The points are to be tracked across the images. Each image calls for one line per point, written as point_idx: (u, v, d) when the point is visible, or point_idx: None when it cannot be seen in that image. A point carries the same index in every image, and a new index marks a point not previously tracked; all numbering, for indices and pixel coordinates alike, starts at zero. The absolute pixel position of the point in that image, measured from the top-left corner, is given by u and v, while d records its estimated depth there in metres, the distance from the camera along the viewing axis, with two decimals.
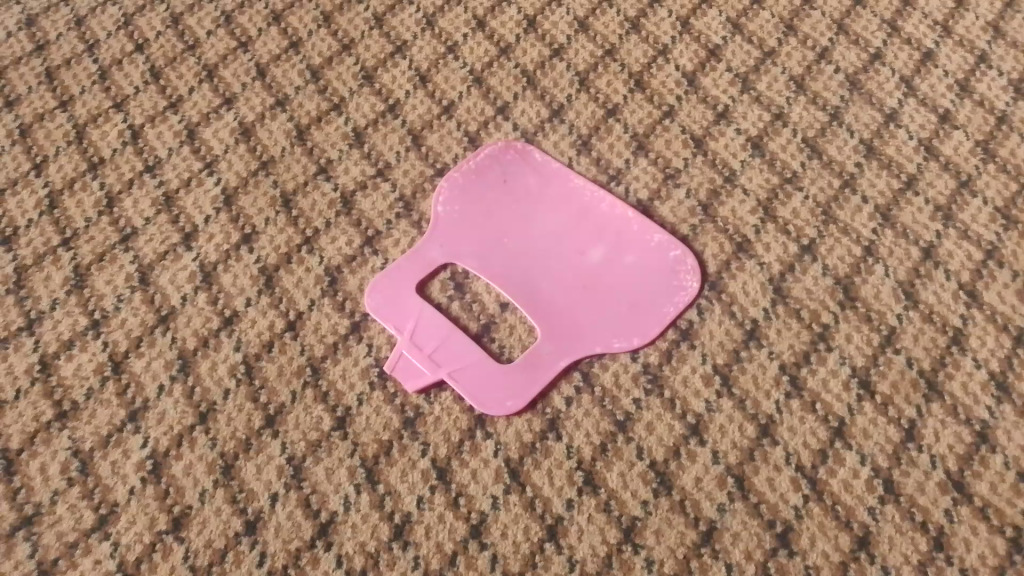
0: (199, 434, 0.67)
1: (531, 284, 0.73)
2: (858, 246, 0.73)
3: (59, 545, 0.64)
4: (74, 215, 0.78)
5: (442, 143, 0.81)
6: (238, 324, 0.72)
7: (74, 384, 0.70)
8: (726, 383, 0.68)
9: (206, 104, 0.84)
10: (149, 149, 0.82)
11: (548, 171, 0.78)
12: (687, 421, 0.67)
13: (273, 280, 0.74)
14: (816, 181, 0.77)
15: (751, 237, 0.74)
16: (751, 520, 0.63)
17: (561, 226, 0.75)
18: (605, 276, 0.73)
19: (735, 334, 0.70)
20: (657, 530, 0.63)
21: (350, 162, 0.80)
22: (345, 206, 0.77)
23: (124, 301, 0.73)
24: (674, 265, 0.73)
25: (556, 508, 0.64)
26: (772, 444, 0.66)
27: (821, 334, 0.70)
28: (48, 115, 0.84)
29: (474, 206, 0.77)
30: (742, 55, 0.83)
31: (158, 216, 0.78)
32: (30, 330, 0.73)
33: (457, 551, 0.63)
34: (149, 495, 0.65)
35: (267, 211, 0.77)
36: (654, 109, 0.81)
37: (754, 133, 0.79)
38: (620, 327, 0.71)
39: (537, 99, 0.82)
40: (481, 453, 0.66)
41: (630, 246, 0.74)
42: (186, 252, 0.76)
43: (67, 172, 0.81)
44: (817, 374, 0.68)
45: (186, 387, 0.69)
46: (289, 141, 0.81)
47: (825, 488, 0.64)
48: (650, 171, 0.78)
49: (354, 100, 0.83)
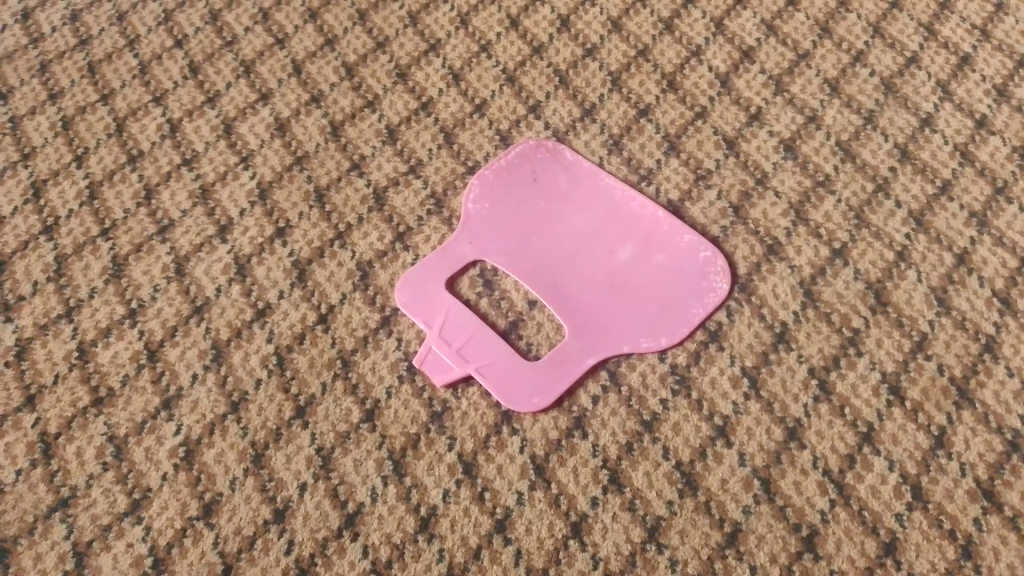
0: (231, 423, 0.69)
1: (560, 282, 0.73)
2: (891, 251, 0.73)
3: (93, 528, 0.65)
4: (113, 206, 0.80)
5: (474, 141, 0.81)
6: (271, 315, 0.73)
7: (110, 370, 0.72)
8: (754, 385, 0.68)
9: (243, 100, 0.85)
10: (187, 142, 0.83)
11: (579, 170, 0.79)
12: (713, 422, 0.67)
13: (306, 273, 0.75)
14: (848, 185, 0.76)
15: (782, 240, 0.74)
16: (777, 523, 0.63)
17: (591, 225, 0.76)
18: (634, 276, 0.73)
19: (764, 336, 0.70)
20: (682, 530, 0.63)
21: (383, 159, 0.81)
22: (377, 202, 0.78)
23: (160, 291, 0.75)
24: (704, 266, 0.73)
25: (581, 505, 0.64)
26: (799, 448, 0.65)
27: (851, 339, 0.69)
28: (89, 108, 0.86)
29: (505, 204, 0.77)
30: (776, 57, 0.83)
31: (195, 208, 0.79)
32: (68, 318, 0.74)
33: (482, 545, 0.63)
34: (181, 481, 0.67)
35: (301, 205, 0.78)
36: (686, 110, 0.81)
37: (787, 135, 0.79)
38: (649, 327, 0.71)
39: (570, 99, 0.83)
40: (507, 449, 0.67)
41: (660, 245, 0.74)
42: (221, 244, 0.77)
43: (107, 164, 0.82)
44: (847, 378, 0.68)
45: (218, 377, 0.71)
46: (324, 137, 0.82)
47: (851, 493, 0.64)
48: (681, 171, 0.78)
49: (388, 97, 0.84)
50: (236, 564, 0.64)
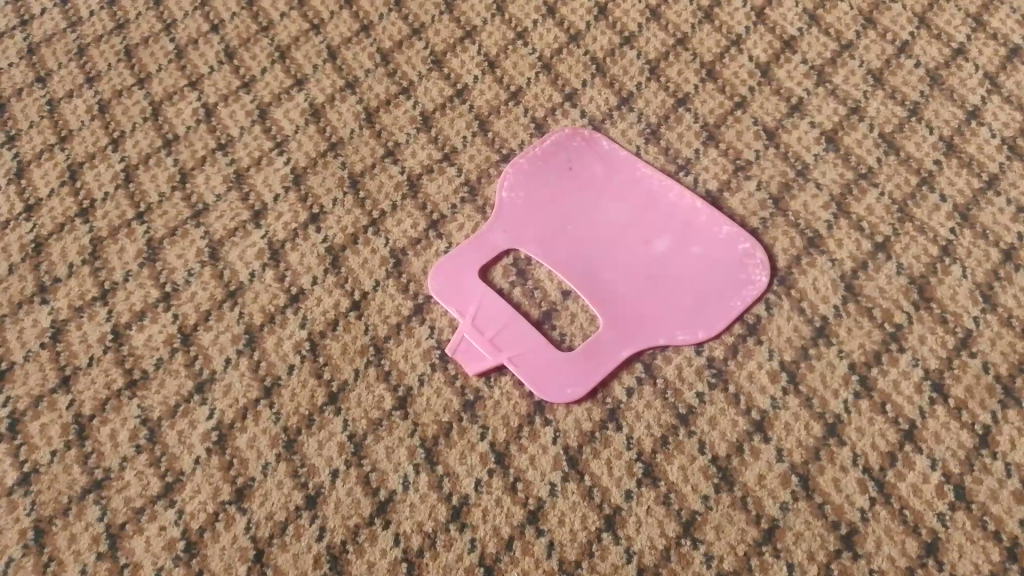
0: (263, 407, 0.68)
1: (594, 272, 0.72)
2: (935, 246, 0.71)
3: (126, 510, 0.65)
4: (148, 190, 0.80)
5: (509, 128, 0.80)
6: (304, 301, 0.73)
7: (145, 353, 0.72)
8: (793, 380, 0.67)
9: (278, 85, 0.85)
10: (222, 127, 0.83)
11: (614, 159, 0.77)
12: (751, 417, 0.66)
13: (339, 259, 0.75)
14: (892, 177, 0.74)
15: (823, 232, 0.73)
16: (815, 520, 0.62)
17: (627, 215, 0.75)
18: (671, 267, 0.72)
19: (804, 331, 0.69)
20: (717, 525, 0.62)
21: (417, 146, 0.80)
22: (411, 189, 0.78)
23: (194, 275, 0.75)
24: (743, 258, 0.72)
25: (615, 498, 0.64)
26: (839, 444, 0.64)
27: (893, 334, 0.68)
28: (125, 92, 0.86)
29: (539, 192, 0.77)
30: (818, 47, 0.81)
31: (229, 193, 0.79)
32: (104, 300, 0.75)
33: (514, 536, 0.63)
34: (213, 465, 0.67)
35: (335, 191, 0.78)
36: (725, 100, 0.80)
37: (829, 127, 0.77)
38: (685, 319, 0.69)
39: (607, 87, 0.82)
40: (541, 440, 0.66)
41: (697, 237, 0.73)
42: (256, 229, 0.77)
43: (143, 148, 0.83)
44: (888, 375, 0.66)
45: (251, 361, 0.70)
46: (358, 123, 0.82)
47: (893, 491, 0.62)
48: (720, 162, 0.77)
49: (422, 84, 0.83)
50: (268, 549, 0.63)
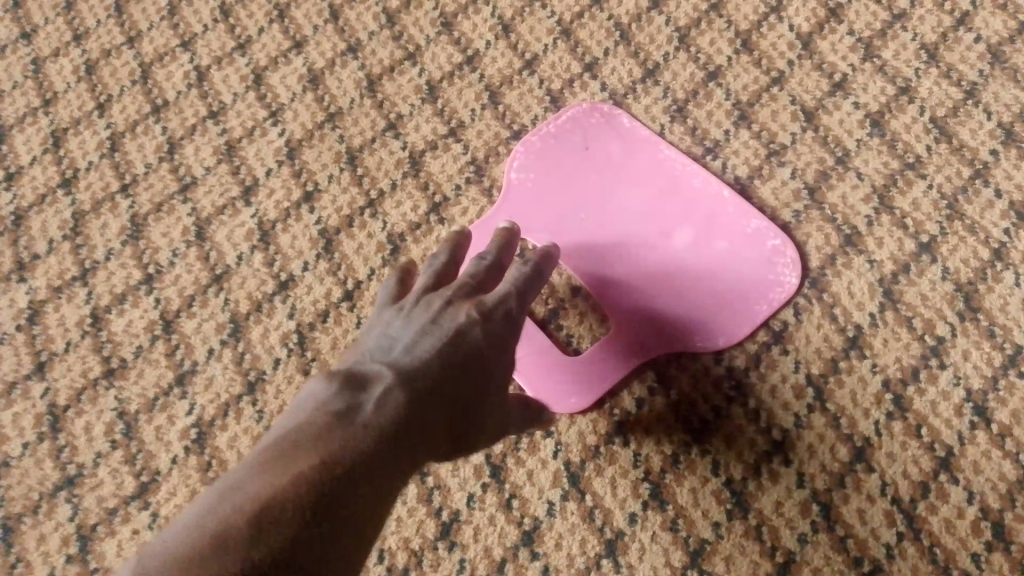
0: (246, 405, 0.64)
1: (602, 265, 0.66)
2: (986, 248, 0.63)
3: (99, 510, 0.62)
4: (134, 160, 0.75)
5: (521, 101, 0.73)
6: (293, 289, 0.68)
7: (124, 340, 0.68)
8: (820, 397, 0.61)
9: (275, 47, 0.78)
10: (214, 93, 0.77)
11: (635, 138, 0.69)
12: (771, 436, 0.60)
13: (333, 243, 0.69)
14: (941, 168, 0.66)
15: (862, 229, 0.65)
16: (835, 555, 0.57)
17: (645, 203, 0.67)
18: (690, 264, 0.64)
19: (835, 340, 0.62)
20: (728, 556, 0.57)
21: (421, 119, 0.74)
22: (413, 167, 0.72)
23: (179, 256, 0.70)
24: (772, 256, 0.64)
25: (617, 522, 0.59)
26: (866, 471, 0.58)
27: (934, 349, 0.61)
28: (114, 52, 0.81)
29: (548, 174, 0.70)
30: (867, 17, 0.72)
31: (219, 165, 0.74)
32: (83, 280, 0.70)
33: (507, 558, 0.59)
34: (191, 465, 0.63)
35: (331, 167, 0.73)
36: (761, 75, 0.72)
37: (875, 108, 0.69)
38: (703, 324, 0.63)
39: (631, 57, 0.74)
40: (540, 453, 0.61)
41: (721, 229, 0.65)
42: (245, 207, 0.72)
43: (130, 114, 0.78)
44: (926, 395, 0.60)
45: (235, 353, 0.66)
46: (359, 92, 0.76)
47: (923, 526, 0.56)
48: (751, 145, 0.69)
49: (429, 49, 0.77)
50: None
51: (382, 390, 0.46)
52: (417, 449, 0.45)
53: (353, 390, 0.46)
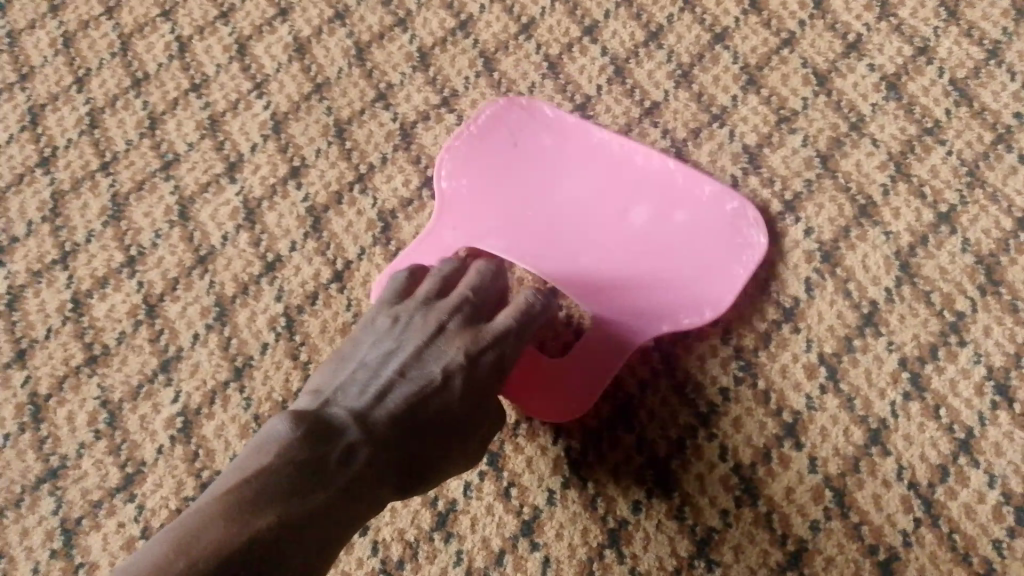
0: (233, 391, 0.62)
1: (569, 260, 0.61)
2: (1009, 218, 0.59)
3: (83, 503, 0.60)
4: (115, 136, 0.72)
5: (517, 68, 0.70)
6: (281, 270, 0.65)
7: (106, 326, 0.65)
8: (833, 377, 0.58)
9: (260, 15, 0.75)
10: (196, 64, 0.74)
11: (564, 127, 0.65)
12: (781, 419, 0.57)
13: (321, 221, 0.66)
14: (961, 134, 0.62)
15: (878, 199, 0.61)
16: (849, 543, 0.54)
17: (591, 188, 0.63)
18: (653, 242, 0.60)
19: (848, 317, 0.59)
20: (737, 545, 0.55)
21: (412, 89, 0.70)
22: (404, 139, 0.68)
23: (162, 237, 0.67)
24: (733, 219, 0.60)
25: (620, 510, 0.57)
26: (881, 455, 0.55)
27: (953, 325, 0.58)
28: (93, 23, 0.77)
29: (485, 175, 0.64)
30: None
31: (202, 141, 0.71)
32: (64, 263, 0.68)
33: (505, 550, 0.57)
34: (178, 456, 0.60)
35: (318, 141, 0.69)
36: (770, 36, 0.68)
37: (891, 71, 0.65)
38: (684, 297, 0.59)
39: (632, 19, 0.70)
40: (539, 439, 0.59)
41: (679, 201, 0.61)
42: (230, 184, 0.69)
43: (109, 88, 0.74)
44: (945, 374, 0.57)
45: (222, 338, 0.63)
46: (347, 61, 0.72)
47: (941, 512, 0.54)
48: (761, 111, 0.65)
49: (421, 14, 0.73)
50: None
51: (349, 443, 0.48)
52: (370, 506, 0.48)
53: (319, 436, 0.48)
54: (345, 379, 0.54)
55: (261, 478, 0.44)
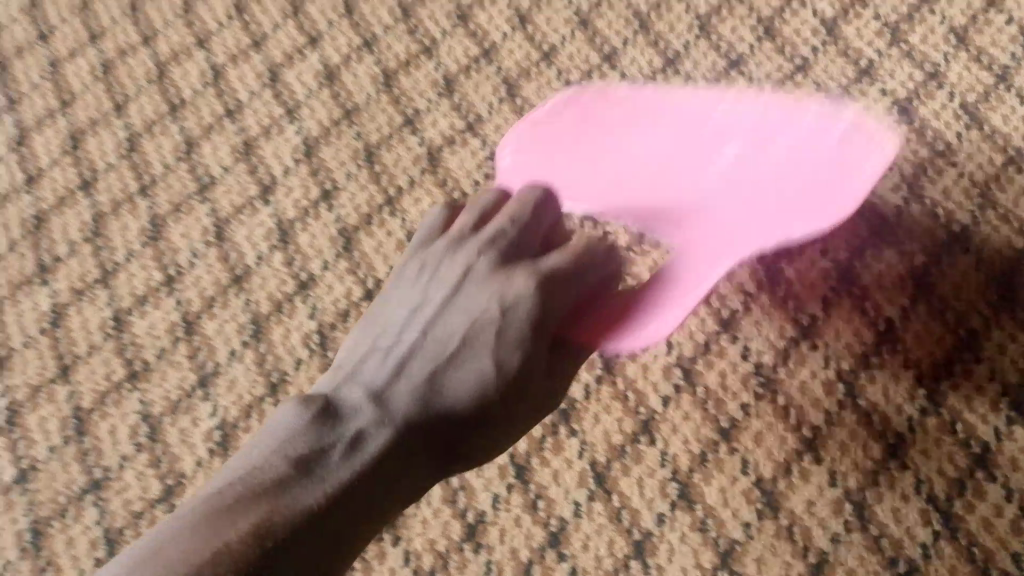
0: (269, 406, 0.64)
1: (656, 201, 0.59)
2: (1021, 237, 0.61)
3: (125, 514, 0.62)
4: (153, 161, 0.75)
5: (540, 94, 0.72)
6: (314, 288, 0.67)
7: (146, 342, 0.68)
8: (851, 393, 0.59)
9: (291, 44, 0.77)
10: (230, 91, 0.77)
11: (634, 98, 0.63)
12: (801, 433, 0.59)
13: (352, 242, 0.69)
14: (972, 156, 0.64)
15: (891, 220, 0.63)
16: (870, 555, 0.55)
17: (670, 141, 0.60)
18: (745, 177, 0.56)
19: (865, 335, 0.60)
20: (759, 557, 0.56)
21: (439, 114, 0.73)
22: (431, 163, 0.71)
23: (199, 257, 0.70)
24: (846, 136, 0.53)
25: (645, 522, 0.58)
26: (900, 469, 0.57)
27: (967, 342, 0.59)
28: (131, 52, 0.80)
29: (555, 145, 0.63)
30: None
31: (237, 165, 0.73)
32: (105, 282, 0.71)
33: (533, 560, 0.59)
34: (216, 468, 0.62)
35: (349, 164, 0.72)
36: (785, 63, 0.70)
37: (902, 95, 0.67)
38: (787, 213, 0.54)
39: (651, 46, 0.72)
40: (565, 452, 0.61)
41: (771, 131, 0.56)
42: (264, 207, 0.71)
43: (147, 114, 0.77)
44: (960, 390, 0.58)
45: (257, 354, 0.66)
46: (376, 88, 0.75)
47: (960, 524, 0.55)
48: None
49: (446, 43, 0.75)
50: None
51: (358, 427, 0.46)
52: (393, 486, 0.46)
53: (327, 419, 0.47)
54: (370, 343, 0.52)
55: (260, 469, 0.44)
